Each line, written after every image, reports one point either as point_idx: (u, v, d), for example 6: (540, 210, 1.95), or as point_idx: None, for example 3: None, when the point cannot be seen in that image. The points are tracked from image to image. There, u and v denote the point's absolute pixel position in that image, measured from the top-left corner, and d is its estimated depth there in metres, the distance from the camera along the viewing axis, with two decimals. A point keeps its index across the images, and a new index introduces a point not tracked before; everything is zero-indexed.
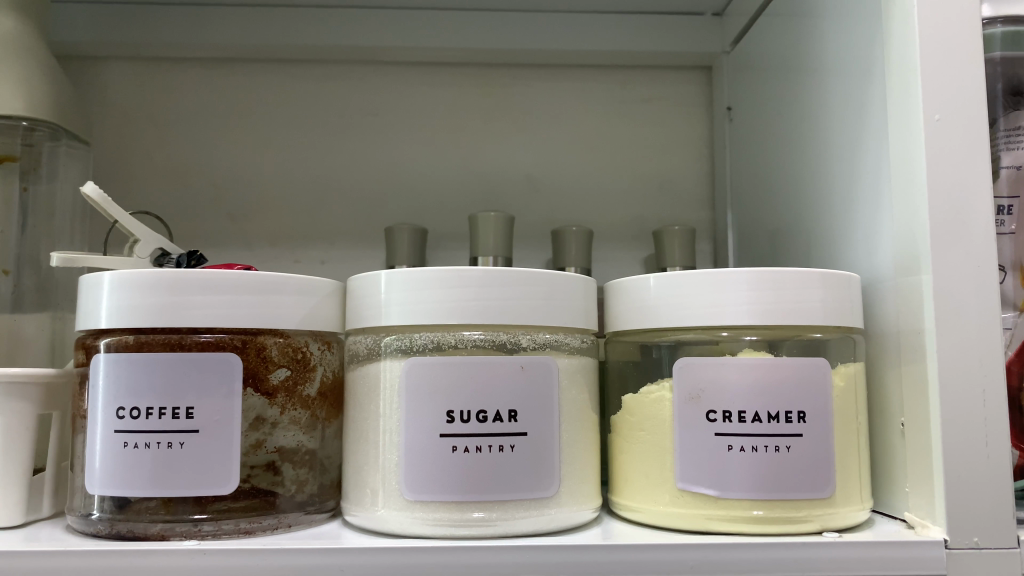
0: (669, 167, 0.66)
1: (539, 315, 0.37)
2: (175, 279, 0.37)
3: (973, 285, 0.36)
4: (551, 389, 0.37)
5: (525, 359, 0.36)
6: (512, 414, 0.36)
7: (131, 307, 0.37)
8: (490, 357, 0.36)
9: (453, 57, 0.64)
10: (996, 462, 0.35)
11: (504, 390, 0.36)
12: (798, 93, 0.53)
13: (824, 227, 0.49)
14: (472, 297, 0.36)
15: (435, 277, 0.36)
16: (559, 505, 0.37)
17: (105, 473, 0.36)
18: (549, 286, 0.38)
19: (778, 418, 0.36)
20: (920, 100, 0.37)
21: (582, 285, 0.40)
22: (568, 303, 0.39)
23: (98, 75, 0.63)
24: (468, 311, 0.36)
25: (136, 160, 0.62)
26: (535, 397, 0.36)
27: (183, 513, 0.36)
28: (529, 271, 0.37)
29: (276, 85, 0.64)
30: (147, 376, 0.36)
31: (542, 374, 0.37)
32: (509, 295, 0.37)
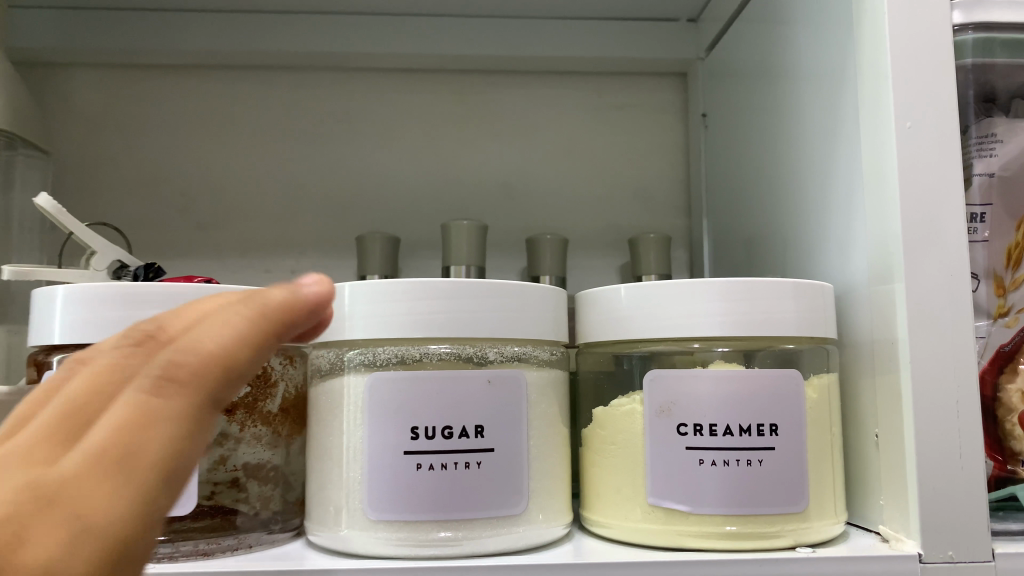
0: (645, 174, 0.65)
1: (507, 328, 0.36)
2: (132, 292, 0.36)
3: (946, 295, 0.36)
4: (520, 403, 0.36)
5: (492, 373, 0.35)
6: (478, 429, 0.35)
7: (85, 321, 0.36)
8: (456, 370, 0.35)
9: (425, 63, 0.63)
10: (970, 475, 0.35)
11: (470, 404, 0.35)
12: (772, 100, 0.53)
13: (799, 235, 0.48)
14: (439, 309, 0.35)
15: (399, 290, 0.35)
16: (528, 522, 0.36)
17: None
18: (518, 298, 0.37)
19: (750, 430, 0.35)
20: (892, 108, 0.37)
21: (551, 296, 0.39)
22: (538, 315, 0.38)
23: (61, 82, 0.62)
24: (433, 325, 0.35)
25: (102, 168, 0.61)
26: (502, 412, 0.35)
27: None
28: (496, 282, 0.36)
29: (245, 92, 0.63)
30: None
31: (510, 388, 0.36)
32: (476, 308, 0.36)
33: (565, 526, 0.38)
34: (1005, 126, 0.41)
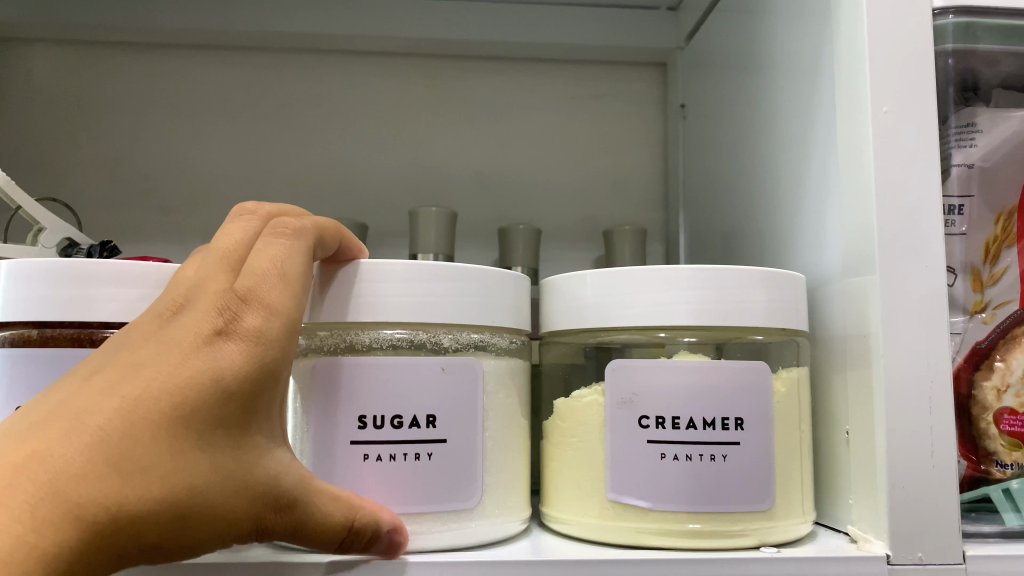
0: (622, 166, 0.64)
1: (463, 314, 0.35)
2: (81, 271, 0.34)
3: (923, 286, 0.34)
4: (475, 392, 0.34)
5: (446, 360, 0.34)
6: (431, 419, 0.33)
7: (28, 299, 0.34)
8: (407, 356, 0.34)
9: (398, 47, 0.61)
10: (942, 474, 0.33)
11: (423, 393, 0.33)
12: (751, 90, 0.51)
13: (775, 228, 0.47)
14: (393, 291, 0.34)
15: (353, 271, 0.34)
16: (483, 517, 0.34)
17: None
18: (477, 283, 0.35)
19: (714, 425, 0.34)
20: (868, 91, 0.36)
21: (512, 282, 0.37)
22: (498, 301, 0.36)
23: (22, 59, 0.60)
24: (386, 308, 0.34)
25: (62, 148, 0.59)
26: (456, 401, 0.34)
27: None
28: (454, 265, 0.35)
29: (213, 73, 0.61)
30: (49, 374, 0.33)
31: (465, 376, 0.34)
32: (432, 291, 0.34)
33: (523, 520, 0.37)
34: (986, 117, 0.39)
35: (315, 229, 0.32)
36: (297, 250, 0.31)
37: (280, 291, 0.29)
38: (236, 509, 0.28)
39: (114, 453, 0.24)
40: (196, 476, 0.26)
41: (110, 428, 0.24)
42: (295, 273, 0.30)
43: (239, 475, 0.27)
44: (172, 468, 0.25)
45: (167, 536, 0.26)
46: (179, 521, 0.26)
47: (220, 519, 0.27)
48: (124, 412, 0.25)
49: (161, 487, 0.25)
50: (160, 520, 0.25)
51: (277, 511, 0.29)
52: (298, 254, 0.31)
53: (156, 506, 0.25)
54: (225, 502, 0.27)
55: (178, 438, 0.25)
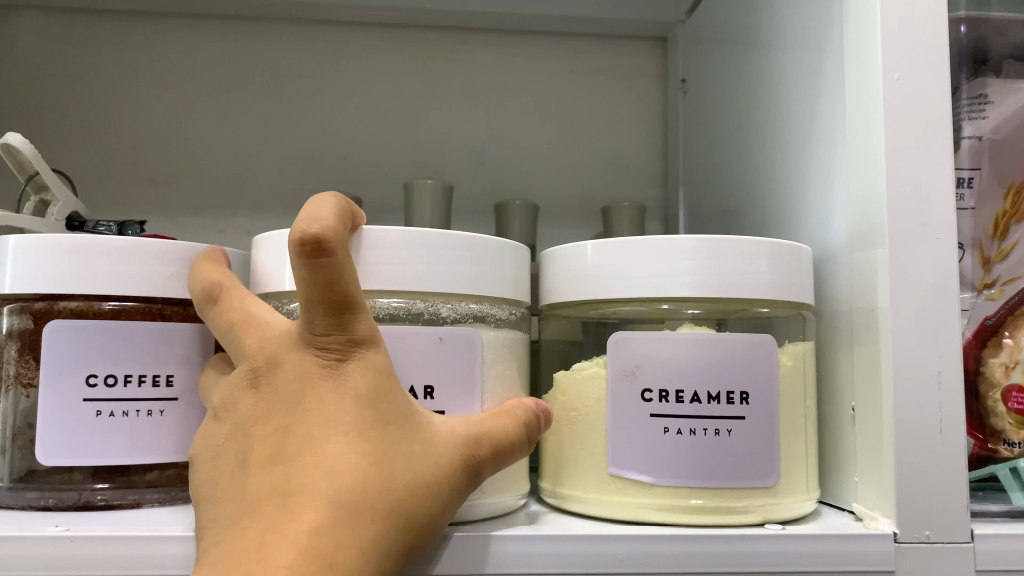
0: (621, 142, 0.63)
1: (462, 284, 0.34)
2: (158, 249, 0.37)
3: (934, 258, 0.33)
4: (474, 364, 0.34)
5: (444, 331, 0.33)
6: (429, 390, 0.33)
7: (105, 275, 0.36)
8: (404, 327, 0.33)
9: (394, 17, 0.60)
10: (950, 451, 0.33)
11: (420, 363, 0.33)
12: (755, 62, 0.50)
13: (777, 202, 0.46)
14: (390, 260, 0.33)
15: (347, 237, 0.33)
16: (485, 490, 0.34)
17: (69, 443, 0.35)
18: (476, 252, 0.34)
19: (718, 399, 0.33)
20: (880, 56, 0.35)
21: (511, 251, 0.36)
22: (498, 272, 0.35)
23: (5, 25, 0.58)
24: (383, 277, 0.33)
25: (47, 117, 0.58)
26: (454, 373, 0.33)
27: (83, 482, 0.35)
28: (453, 233, 0.34)
29: (203, 43, 0.60)
30: (128, 344, 0.36)
31: (463, 348, 0.33)
32: (431, 260, 0.33)
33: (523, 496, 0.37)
34: (997, 88, 0.38)
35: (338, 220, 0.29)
36: (345, 262, 0.28)
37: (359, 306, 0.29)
38: (446, 470, 0.30)
39: (332, 503, 0.27)
40: (395, 469, 0.28)
41: (311, 486, 0.27)
42: (354, 286, 0.28)
43: (428, 448, 0.30)
44: (376, 482, 0.28)
45: (412, 539, 0.28)
46: (413, 512, 0.28)
47: (441, 488, 0.29)
48: (316, 471, 0.27)
49: (379, 497, 0.28)
50: (400, 521, 0.28)
51: (472, 450, 0.31)
52: (348, 259, 0.28)
53: (387, 514, 0.28)
54: (431, 473, 0.29)
55: (361, 457, 0.28)
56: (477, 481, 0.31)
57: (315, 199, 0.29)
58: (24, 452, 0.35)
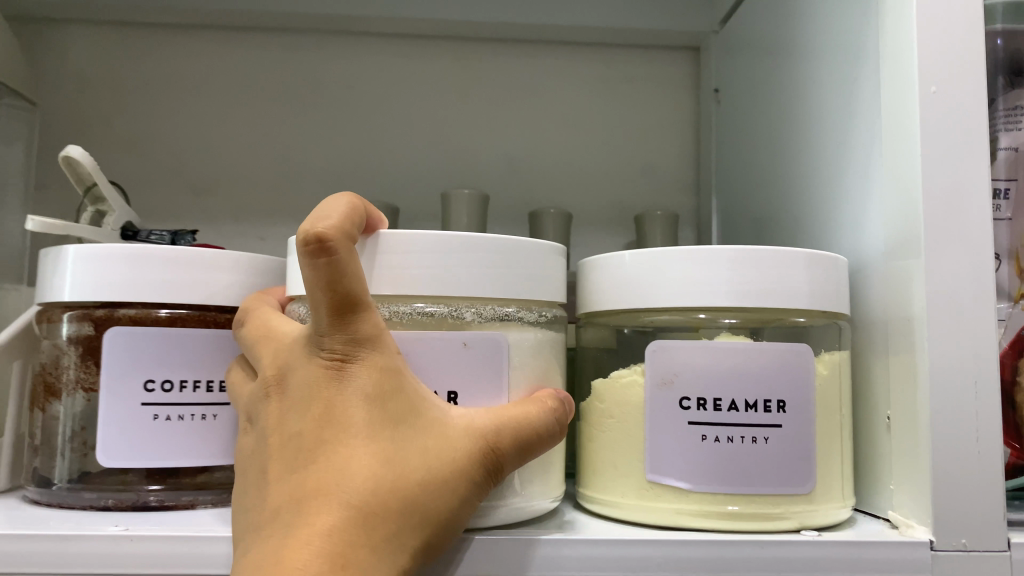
0: (654, 150, 0.64)
1: (484, 287, 0.34)
2: (211, 259, 0.39)
3: (971, 269, 0.34)
4: (500, 369, 0.35)
5: (468, 336, 0.34)
6: (451, 396, 0.34)
7: (161, 283, 0.37)
8: (430, 334, 0.34)
9: (430, 29, 0.61)
10: (987, 460, 0.33)
11: (443, 369, 0.34)
12: (789, 71, 0.50)
13: (812, 211, 0.47)
14: (412, 263, 0.34)
15: (371, 242, 0.34)
16: (521, 496, 0.34)
17: (125, 445, 0.36)
18: (501, 255, 0.35)
19: (756, 407, 0.34)
20: (917, 69, 0.35)
21: (543, 250, 0.37)
22: (526, 275, 0.36)
23: (55, 38, 0.60)
24: (406, 282, 0.34)
25: (95, 128, 0.60)
26: (477, 377, 0.34)
27: (137, 483, 0.37)
28: (478, 237, 0.34)
29: (245, 54, 0.61)
30: (183, 350, 0.37)
31: (486, 352, 0.34)
32: (453, 265, 0.34)
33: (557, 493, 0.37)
34: None
35: (346, 220, 0.30)
36: (348, 261, 0.28)
37: (364, 307, 0.30)
38: (461, 463, 0.30)
39: (343, 504, 0.28)
40: (407, 466, 0.29)
41: (323, 488, 0.29)
42: (359, 287, 0.29)
43: (442, 443, 0.30)
44: (387, 480, 0.29)
45: (428, 533, 0.30)
46: (427, 507, 0.29)
47: (456, 481, 0.30)
48: (326, 474, 0.29)
49: (390, 495, 0.29)
50: (414, 517, 0.29)
51: (490, 444, 0.31)
52: (352, 259, 0.29)
53: (398, 511, 0.29)
54: (447, 467, 0.30)
55: (371, 457, 0.29)
56: (501, 473, 0.32)
57: (326, 202, 0.31)
58: (79, 454, 0.37)
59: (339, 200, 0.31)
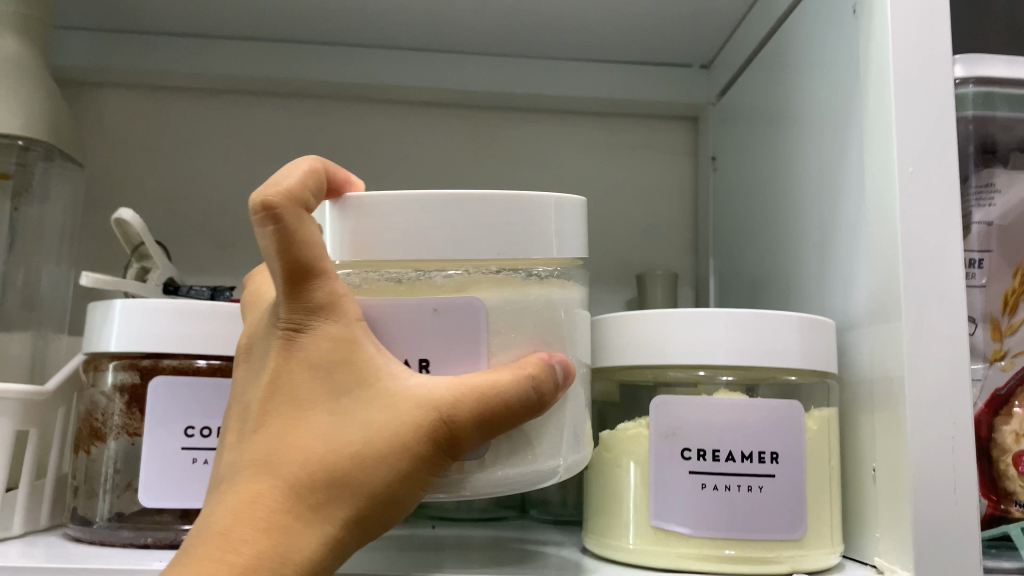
0: (654, 213, 0.67)
1: (487, 249, 0.35)
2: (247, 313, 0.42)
3: (946, 333, 0.37)
4: (478, 331, 0.34)
5: (438, 301, 0.34)
6: (423, 363, 0.34)
7: (202, 336, 0.40)
8: (400, 300, 0.34)
9: (445, 97, 0.65)
10: (964, 509, 0.36)
11: (416, 335, 0.34)
12: (780, 143, 0.54)
13: (802, 274, 0.50)
14: (401, 227, 0.34)
15: (334, 210, 0.35)
16: (547, 454, 0.35)
17: (165, 487, 0.39)
18: (505, 214, 0.35)
19: (751, 458, 0.36)
20: (895, 152, 0.39)
21: (551, 207, 0.36)
22: (541, 231, 0.36)
23: (93, 100, 0.64)
24: (368, 246, 0.35)
25: (127, 184, 0.63)
26: (451, 342, 0.34)
27: (173, 523, 0.39)
28: (447, 196, 0.34)
29: (270, 117, 0.65)
30: (221, 399, 0.40)
31: (460, 314, 0.34)
32: (435, 226, 0.34)
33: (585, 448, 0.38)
34: (1005, 178, 0.42)
35: (301, 183, 0.32)
36: (299, 224, 0.31)
37: (314, 277, 0.32)
38: (403, 436, 0.31)
39: (273, 473, 0.31)
40: (341, 440, 0.31)
41: (261, 457, 0.31)
42: (309, 250, 0.31)
43: (384, 418, 0.31)
44: (319, 452, 0.31)
45: (363, 504, 0.31)
46: (361, 479, 0.31)
47: (396, 455, 0.31)
48: (267, 445, 0.31)
49: (318, 468, 0.31)
50: (344, 489, 0.31)
51: (440, 418, 0.31)
52: (302, 225, 0.31)
53: (327, 484, 0.31)
54: (386, 442, 0.31)
55: (308, 431, 0.31)
56: (461, 445, 0.32)
57: (288, 167, 0.33)
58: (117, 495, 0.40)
59: (300, 164, 0.33)
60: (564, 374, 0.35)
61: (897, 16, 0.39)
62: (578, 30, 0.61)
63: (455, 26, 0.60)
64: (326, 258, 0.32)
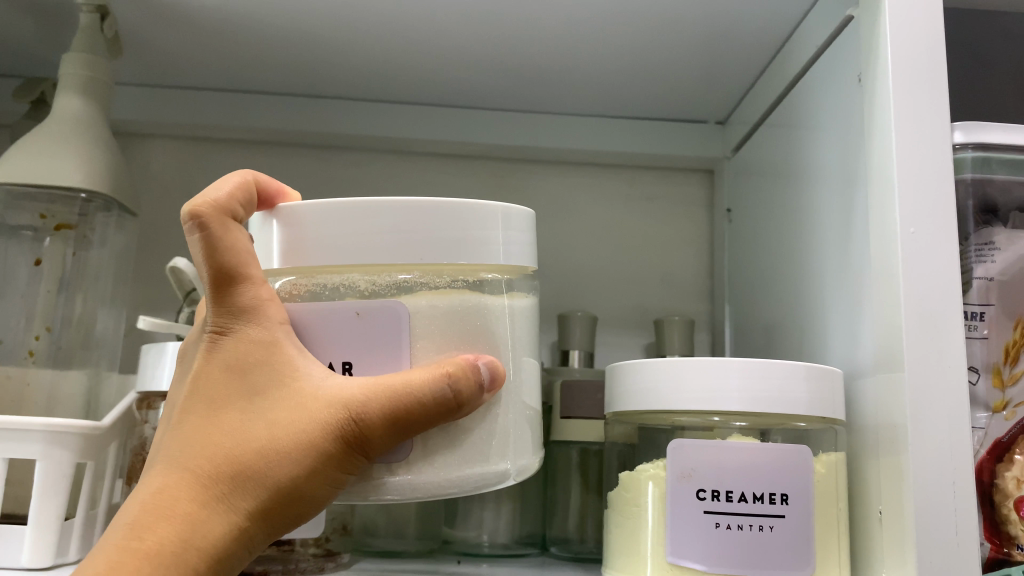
0: (672, 261, 0.70)
1: (427, 253, 0.37)
2: None
3: (946, 383, 0.39)
4: (400, 334, 0.37)
5: (362, 306, 0.37)
6: (345, 366, 0.37)
7: None
8: (328, 306, 0.37)
9: (472, 150, 0.69)
10: (966, 551, 0.38)
11: (340, 340, 0.37)
12: (791, 197, 0.57)
13: (813, 324, 0.52)
14: (330, 236, 0.37)
15: (267, 220, 0.39)
16: (503, 456, 0.38)
17: None
18: (439, 218, 0.37)
19: (763, 499, 0.39)
20: (897, 214, 0.41)
21: (487, 216, 0.38)
22: (478, 236, 0.38)
23: (141, 151, 0.68)
24: (302, 253, 0.38)
25: (171, 229, 0.67)
26: (374, 345, 0.37)
27: None
28: (379, 202, 0.37)
29: (307, 168, 0.69)
30: None
31: (382, 318, 0.37)
32: (368, 233, 0.37)
33: (534, 455, 0.40)
34: (1004, 235, 0.44)
35: (228, 194, 0.37)
36: (215, 231, 0.36)
37: (236, 283, 0.36)
38: (308, 433, 0.35)
39: (183, 465, 0.35)
40: (251, 437, 0.35)
41: (179, 449, 0.35)
42: (225, 256, 0.36)
43: (294, 419, 0.35)
44: (229, 447, 0.35)
45: (265, 495, 0.35)
46: (267, 472, 0.35)
47: (301, 451, 0.35)
48: (186, 440, 0.35)
49: (225, 461, 0.35)
50: (247, 482, 0.34)
51: (346, 417, 0.35)
52: (227, 234, 0.36)
53: (229, 476, 0.34)
54: (292, 440, 0.35)
55: (221, 429, 0.35)
56: (370, 443, 0.35)
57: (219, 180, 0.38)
58: None
59: (231, 177, 0.38)
60: (493, 377, 0.37)
61: (898, 86, 0.42)
62: (600, 88, 0.64)
63: (483, 84, 0.64)
64: (249, 265, 0.37)
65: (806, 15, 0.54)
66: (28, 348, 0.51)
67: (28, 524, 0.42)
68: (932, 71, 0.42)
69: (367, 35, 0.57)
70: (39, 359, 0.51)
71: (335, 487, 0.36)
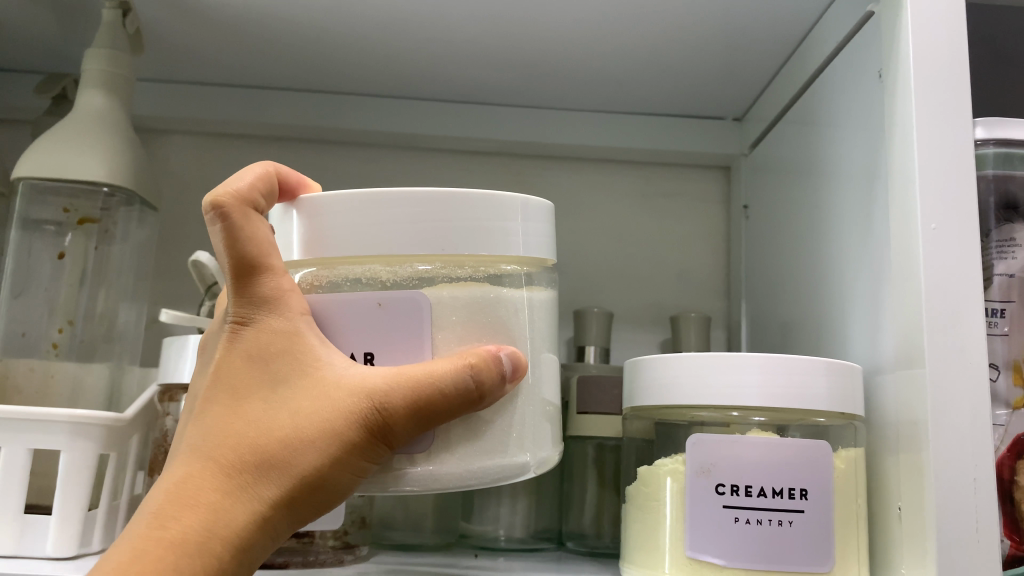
0: (688, 258, 0.70)
1: (446, 244, 0.37)
2: None
3: (965, 381, 0.39)
4: (421, 325, 0.37)
5: (383, 297, 0.37)
6: (367, 356, 0.37)
7: None
8: (349, 296, 0.38)
9: (489, 147, 0.69)
10: (984, 545, 0.38)
11: (362, 330, 0.37)
12: (809, 195, 0.57)
13: (831, 320, 0.52)
14: (349, 227, 0.37)
15: (288, 212, 0.39)
16: (522, 448, 0.38)
17: None
18: (458, 208, 0.37)
19: (782, 494, 0.39)
20: (918, 210, 0.41)
21: (508, 206, 0.38)
22: (494, 228, 0.38)
23: (161, 146, 0.68)
24: (323, 243, 0.38)
25: (189, 224, 0.67)
26: (395, 334, 0.37)
27: None
28: (398, 192, 0.37)
29: (323, 164, 0.69)
30: None
31: (403, 309, 0.37)
32: (387, 223, 0.37)
33: (553, 449, 0.40)
34: None
35: (249, 184, 0.37)
36: (236, 222, 0.36)
37: (257, 273, 0.37)
38: (330, 421, 0.35)
39: (206, 454, 0.35)
40: (274, 426, 0.35)
41: (202, 438, 0.36)
42: (247, 246, 0.36)
43: (317, 408, 0.35)
44: (251, 436, 0.35)
45: (288, 483, 0.35)
46: (289, 461, 0.35)
47: (324, 439, 0.35)
48: (209, 430, 0.36)
49: (248, 450, 0.35)
50: (270, 471, 0.35)
51: (369, 406, 0.35)
52: (248, 225, 0.36)
53: (253, 465, 0.35)
54: (316, 429, 0.35)
55: (244, 419, 0.36)
56: (392, 433, 0.35)
57: (241, 172, 0.39)
58: None
59: (253, 168, 0.39)
60: (514, 367, 0.37)
61: (920, 81, 0.42)
62: (617, 84, 0.64)
63: (499, 81, 0.64)
64: (270, 256, 0.37)
65: (826, 10, 0.54)
66: (51, 341, 0.52)
67: (52, 516, 0.42)
68: (955, 65, 0.42)
69: (386, 32, 0.57)
70: (62, 351, 0.52)
71: (358, 476, 0.36)
